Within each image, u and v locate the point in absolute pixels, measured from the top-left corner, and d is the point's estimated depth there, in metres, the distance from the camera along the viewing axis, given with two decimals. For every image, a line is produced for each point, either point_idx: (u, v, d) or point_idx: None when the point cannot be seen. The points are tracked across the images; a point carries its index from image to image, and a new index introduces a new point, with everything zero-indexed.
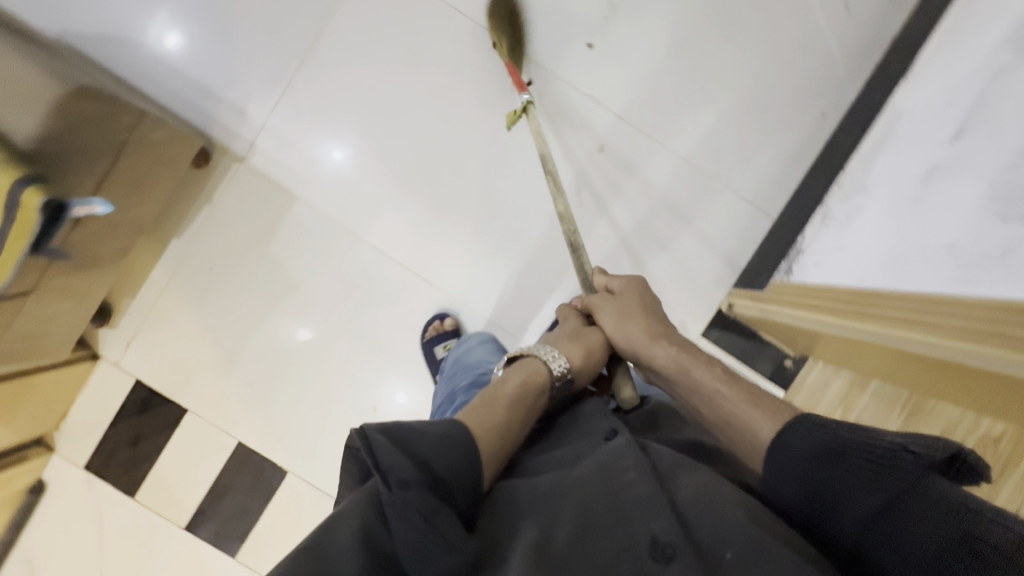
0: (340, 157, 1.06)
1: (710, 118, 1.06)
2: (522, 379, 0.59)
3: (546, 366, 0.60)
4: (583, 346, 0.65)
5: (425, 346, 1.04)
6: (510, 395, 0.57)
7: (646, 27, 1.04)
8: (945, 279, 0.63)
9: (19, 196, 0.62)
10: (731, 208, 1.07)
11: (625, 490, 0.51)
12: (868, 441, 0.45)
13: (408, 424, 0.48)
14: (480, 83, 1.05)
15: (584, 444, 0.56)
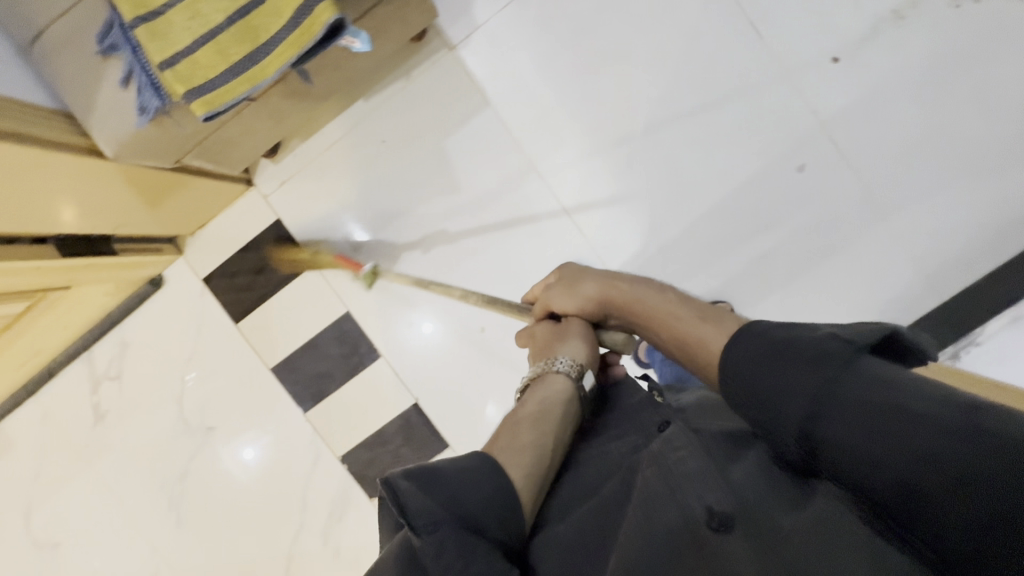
0: (543, 80, 1.04)
1: (921, 177, 1.01)
2: (536, 394, 0.60)
3: (562, 377, 0.61)
4: (574, 339, 0.65)
5: None
6: (533, 413, 0.57)
7: (899, 62, 0.98)
8: None
9: (315, 7, 0.63)
10: (903, 274, 1.02)
11: (680, 468, 0.51)
12: (806, 335, 0.48)
13: (436, 463, 0.48)
14: (710, 59, 1.01)
15: (642, 437, 0.57)
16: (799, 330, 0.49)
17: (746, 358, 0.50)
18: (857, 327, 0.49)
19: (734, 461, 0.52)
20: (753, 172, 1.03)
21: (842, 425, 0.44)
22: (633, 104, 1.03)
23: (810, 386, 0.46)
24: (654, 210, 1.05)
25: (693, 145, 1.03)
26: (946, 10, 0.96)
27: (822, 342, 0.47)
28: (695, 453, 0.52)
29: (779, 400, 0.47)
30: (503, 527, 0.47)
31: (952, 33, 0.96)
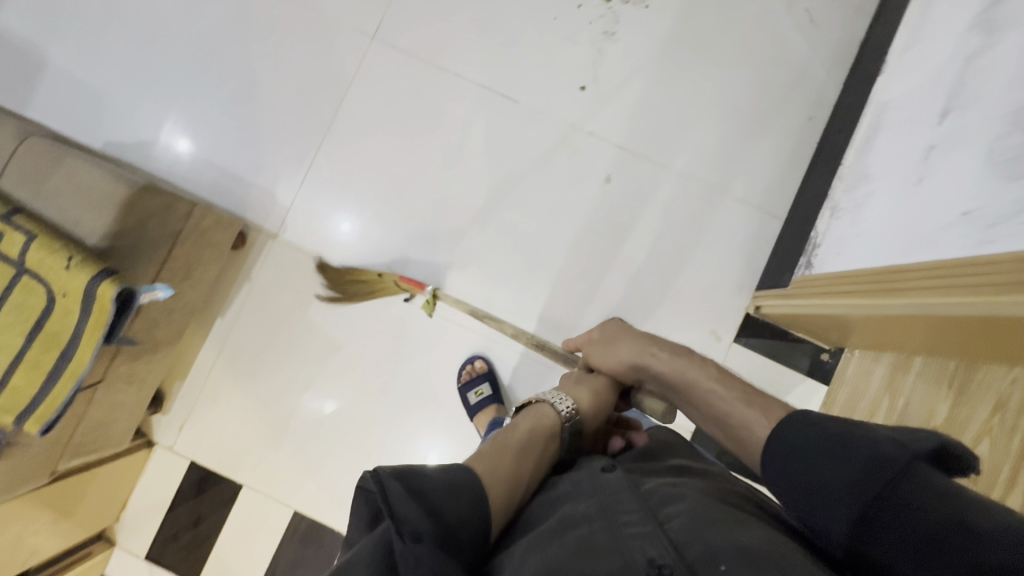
0: (349, 228, 1.13)
1: (707, 136, 1.13)
2: (525, 422, 0.64)
3: (552, 408, 0.67)
4: (588, 387, 0.74)
5: (459, 391, 1.07)
6: (520, 439, 0.61)
7: (631, 61, 1.13)
8: (964, 244, 0.63)
9: (97, 289, 0.68)
10: (741, 216, 1.11)
11: (626, 527, 0.51)
12: (863, 439, 0.46)
13: (424, 469, 0.49)
14: (487, 137, 1.13)
15: (584, 473, 0.60)
16: (849, 433, 0.48)
17: (791, 454, 0.50)
18: (912, 434, 0.46)
19: (677, 512, 0.52)
20: (575, 199, 1.13)
21: (888, 531, 0.42)
22: (449, 199, 1.13)
23: (854, 483, 0.44)
24: (515, 272, 1.12)
25: (514, 203, 1.13)
26: (639, 11, 1.13)
27: (875, 444, 0.45)
28: (643, 513, 0.52)
29: (828, 493, 0.45)
30: (477, 546, 0.49)
31: (655, 23, 1.13)
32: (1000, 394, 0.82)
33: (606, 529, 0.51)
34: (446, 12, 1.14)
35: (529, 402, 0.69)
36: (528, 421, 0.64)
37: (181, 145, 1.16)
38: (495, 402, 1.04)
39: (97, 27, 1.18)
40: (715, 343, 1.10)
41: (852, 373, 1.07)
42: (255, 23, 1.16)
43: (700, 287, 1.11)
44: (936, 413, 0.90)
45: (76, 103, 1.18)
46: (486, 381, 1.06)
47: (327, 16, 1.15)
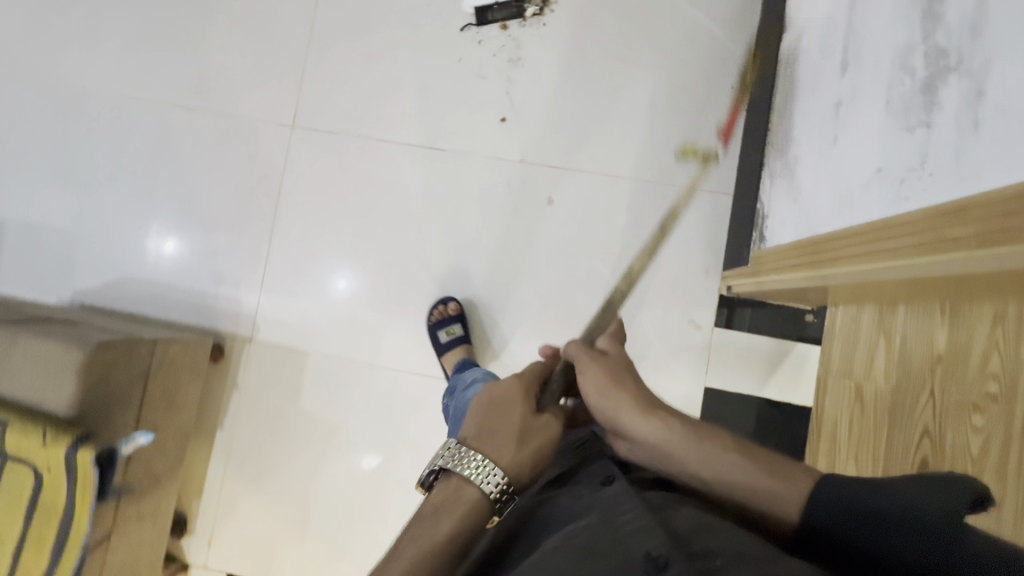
0: (346, 284, 1.15)
1: (635, 132, 1.12)
2: (445, 515, 0.53)
3: (473, 488, 0.54)
4: (524, 430, 0.58)
5: (430, 329, 1.10)
6: (438, 538, 0.52)
7: (543, 80, 1.14)
8: (886, 201, 0.61)
9: (76, 457, 0.71)
10: (688, 200, 1.11)
11: (624, 526, 0.48)
12: (904, 508, 0.49)
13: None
14: (424, 191, 1.15)
15: (584, 488, 0.56)
16: (880, 499, 0.49)
17: (826, 513, 0.50)
18: (944, 496, 0.53)
19: (679, 517, 0.49)
20: (523, 228, 1.13)
21: None
22: (403, 260, 1.15)
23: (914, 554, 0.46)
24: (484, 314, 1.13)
25: (466, 247, 1.14)
26: (538, 30, 1.13)
27: (921, 514, 0.49)
28: (637, 510, 0.49)
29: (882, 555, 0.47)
30: None
31: (556, 37, 1.13)
32: (993, 310, 0.78)
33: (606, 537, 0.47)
34: (355, 82, 1.16)
35: (450, 467, 0.56)
36: (450, 511, 0.54)
37: (168, 246, 1.19)
38: (464, 343, 1.08)
39: (40, 179, 1.23)
40: (696, 332, 1.09)
41: (844, 324, 1.04)
42: (181, 139, 1.19)
43: (667, 280, 1.10)
44: (935, 342, 0.87)
45: (36, 254, 1.22)
46: (457, 321, 1.09)
47: (244, 117, 1.18)
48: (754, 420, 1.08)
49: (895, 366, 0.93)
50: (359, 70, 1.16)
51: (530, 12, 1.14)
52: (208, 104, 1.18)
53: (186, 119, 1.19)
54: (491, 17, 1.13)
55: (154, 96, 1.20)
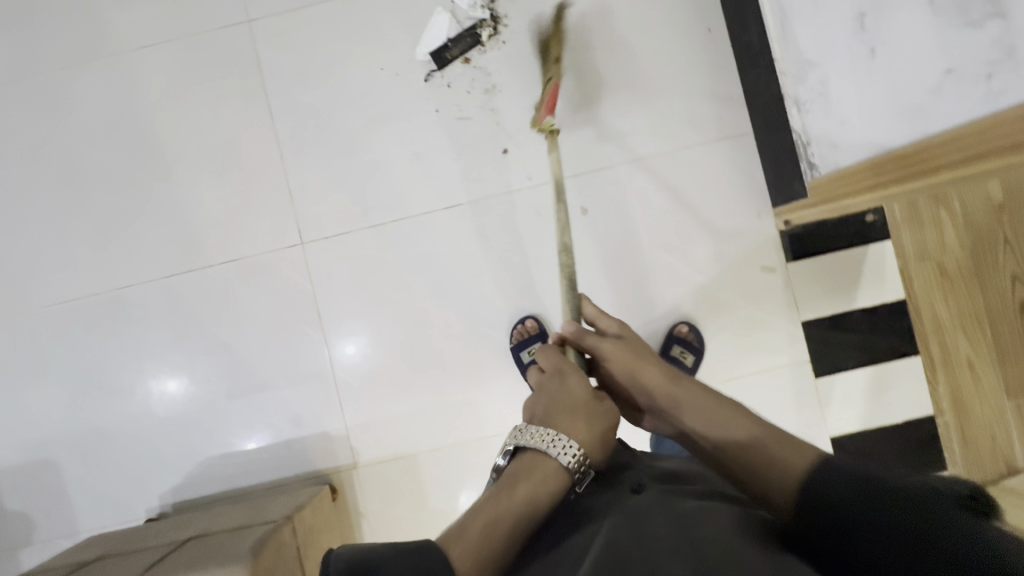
0: (353, 350, 1.11)
1: (636, 111, 1.09)
2: (524, 482, 0.58)
3: (556, 462, 0.59)
4: (576, 408, 0.64)
5: (513, 350, 1.07)
6: (515, 505, 0.56)
7: (527, 97, 1.09)
8: (975, 100, 0.63)
9: None
10: (713, 156, 1.09)
11: (657, 539, 0.51)
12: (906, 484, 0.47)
13: (376, 555, 0.48)
14: (459, 251, 1.10)
15: (615, 495, 0.59)
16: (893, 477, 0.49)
17: (832, 483, 0.50)
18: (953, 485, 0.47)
19: (704, 526, 0.52)
20: (568, 247, 1.10)
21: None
22: (467, 325, 1.10)
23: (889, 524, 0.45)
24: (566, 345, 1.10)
25: (521, 288, 1.10)
26: (501, 51, 1.09)
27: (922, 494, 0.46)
28: (672, 528, 0.52)
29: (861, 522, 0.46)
30: None
31: (522, 49, 1.09)
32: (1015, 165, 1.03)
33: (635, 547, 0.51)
34: (344, 174, 1.10)
35: (529, 445, 0.60)
36: (527, 481, 0.58)
37: (171, 388, 1.12)
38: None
39: (63, 396, 1.13)
40: (772, 275, 1.08)
41: (904, 212, 1.07)
42: (192, 298, 1.11)
43: (725, 238, 1.09)
44: (991, 194, 1.05)
45: (90, 473, 1.12)
46: (540, 339, 1.06)
47: (249, 254, 1.10)
48: (860, 335, 1.08)
49: (965, 230, 1.06)
50: (344, 161, 1.10)
51: (486, 36, 1.09)
52: (205, 254, 1.11)
53: (188, 278, 1.11)
54: (449, 55, 1.08)
55: (146, 268, 1.11)
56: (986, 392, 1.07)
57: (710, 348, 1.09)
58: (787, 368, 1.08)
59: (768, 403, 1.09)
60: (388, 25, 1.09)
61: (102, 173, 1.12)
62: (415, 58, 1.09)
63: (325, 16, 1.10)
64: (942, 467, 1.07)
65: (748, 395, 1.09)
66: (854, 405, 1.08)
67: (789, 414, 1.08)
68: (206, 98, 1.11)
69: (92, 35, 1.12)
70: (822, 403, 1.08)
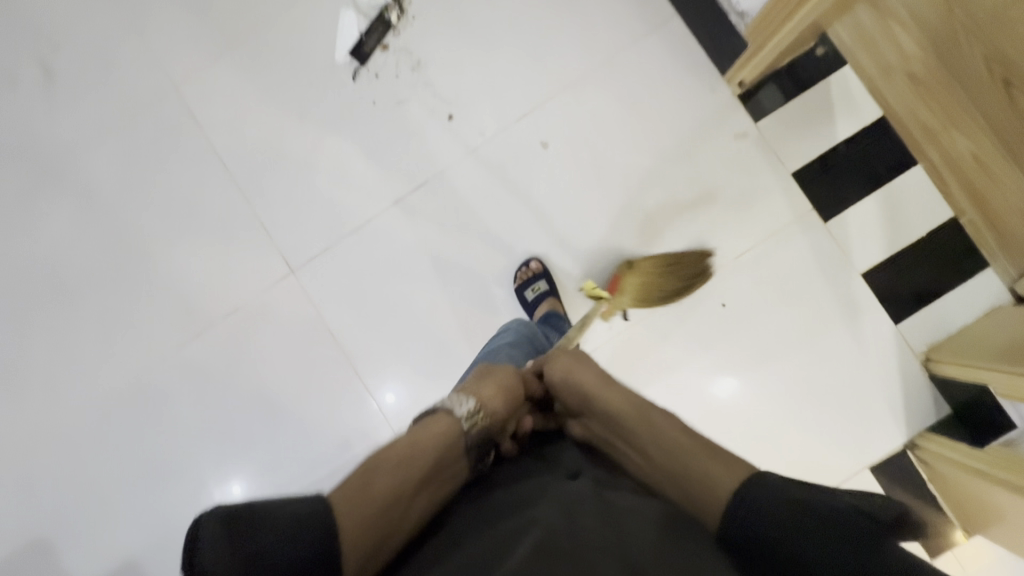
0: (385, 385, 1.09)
1: (559, 34, 1.10)
2: (419, 432, 0.64)
3: (446, 410, 0.68)
4: (493, 382, 0.73)
5: (515, 292, 1.06)
6: (404, 450, 0.62)
7: (453, 60, 1.10)
8: None
9: None
10: (648, 49, 1.09)
11: (578, 522, 0.53)
12: (833, 509, 0.51)
13: (261, 504, 0.52)
14: (441, 225, 1.10)
15: (550, 481, 0.62)
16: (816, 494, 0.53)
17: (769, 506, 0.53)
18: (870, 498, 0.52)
19: (630, 525, 0.53)
20: (542, 185, 1.09)
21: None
22: (473, 294, 1.09)
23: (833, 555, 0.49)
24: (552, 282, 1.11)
25: (513, 239, 1.09)
26: (414, 26, 1.10)
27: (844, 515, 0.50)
28: (595, 516, 0.54)
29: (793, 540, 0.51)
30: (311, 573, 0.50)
31: (433, 18, 1.11)
32: None
33: (568, 543, 0.50)
34: (310, 194, 1.11)
35: (434, 406, 0.69)
36: (426, 430, 0.65)
37: (216, 454, 1.10)
38: (553, 296, 1.05)
39: (117, 501, 1.11)
40: (746, 138, 1.07)
41: (855, 37, 1.01)
42: (207, 359, 1.11)
43: (689, 119, 1.08)
44: None
45: (167, 569, 1.09)
46: (541, 280, 1.06)
47: (246, 299, 1.11)
48: (854, 165, 1.06)
49: (917, 31, 0.88)
50: (307, 182, 1.11)
51: (395, 17, 1.11)
52: (209, 315, 1.12)
53: (201, 343, 1.12)
54: (367, 48, 1.10)
55: (159, 347, 1.12)
56: (994, 203, 0.93)
57: (712, 231, 1.08)
58: (794, 224, 1.06)
59: (789, 263, 1.06)
60: (302, 43, 1.12)
61: (88, 277, 1.14)
62: (336, 62, 1.11)
63: (240, 55, 1.13)
64: (984, 263, 1.03)
65: (766, 263, 1.07)
66: (873, 234, 1.05)
67: (814, 266, 1.06)
68: (160, 171, 1.14)
69: (37, 152, 1.15)
70: (842, 243, 1.06)
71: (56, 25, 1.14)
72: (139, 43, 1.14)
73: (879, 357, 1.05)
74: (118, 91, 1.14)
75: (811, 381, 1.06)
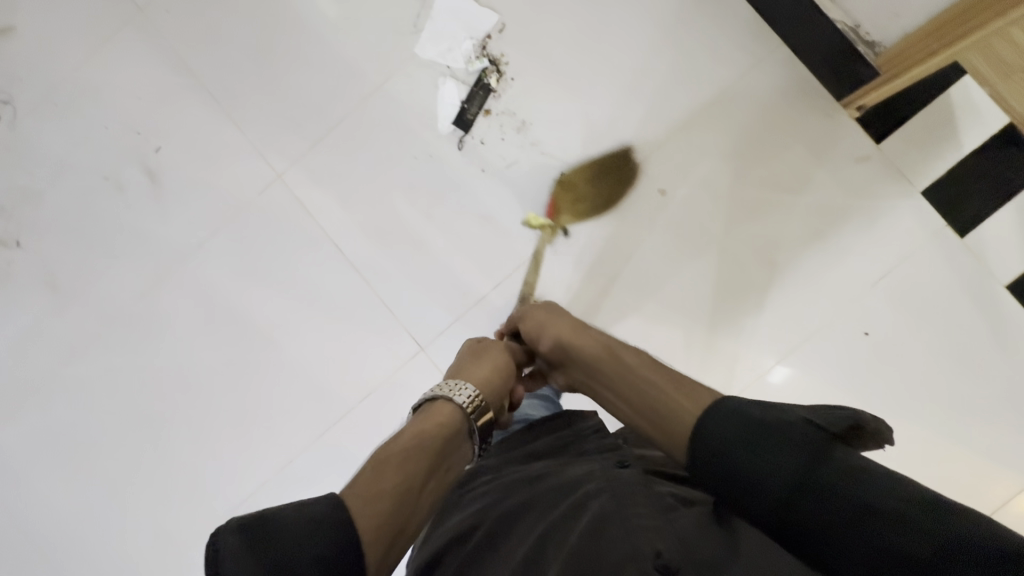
0: None
1: (661, 77, 1.09)
2: (420, 423, 0.63)
3: (450, 401, 0.66)
4: (489, 364, 0.76)
5: None
6: (410, 442, 0.59)
7: (557, 118, 1.10)
8: None
9: None
10: (755, 80, 1.07)
11: (634, 518, 0.56)
12: (791, 424, 0.53)
13: (274, 514, 0.48)
14: (565, 282, 1.09)
15: None
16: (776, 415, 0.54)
17: (734, 436, 0.53)
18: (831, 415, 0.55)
19: (679, 516, 0.57)
20: (663, 232, 1.08)
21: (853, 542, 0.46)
22: None
23: (785, 470, 0.50)
24: (620, 329, 1.08)
25: (640, 289, 1.08)
26: (514, 87, 1.10)
27: (799, 430, 0.52)
28: (653, 509, 0.57)
29: (780, 477, 0.50)
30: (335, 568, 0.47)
31: (533, 77, 1.10)
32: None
33: (617, 523, 0.56)
34: (427, 267, 1.11)
35: (430, 395, 0.67)
36: (429, 420, 0.63)
37: None
38: None
39: None
40: (870, 161, 1.05)
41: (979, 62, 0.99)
42: (344, 443, 1.11)
43: (807, 146, 1.06)
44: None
45: None
46: None
47: (375, 379, 1.11)
48: (982, 175, 1.03)
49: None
50: (423, 256, 1.11)
51: (494, 81, 1.10)
52: (343, 398, 1.12)
53: (339, 427, 1.12)
54: (470, 115, 1.10)
55: (298, 435, 1.12)
56: None
57: (843, 257, 1.05)
58: (930, 243, 1.04)
59: (927, 282, 1.04)
60: (403, 118, 1.12)
61: (215, 371, 1.15)
62: (440, 133, 1.11)
63: (342, 137, 1.13)
64: None
65: (904, 284, 1.04)
66: (1014, 243, 1.03)
67: (955, 282, 1.04)
68: (273, 259, 1.13)
69: (152, 255, 1.16)
70: (981, 257, 1.03)
71: (157, 127, 1.15)
72: (240, 137, 1.14)
73: None
74: (224, 185, 1.14)
75: (969, 399, 1.03)
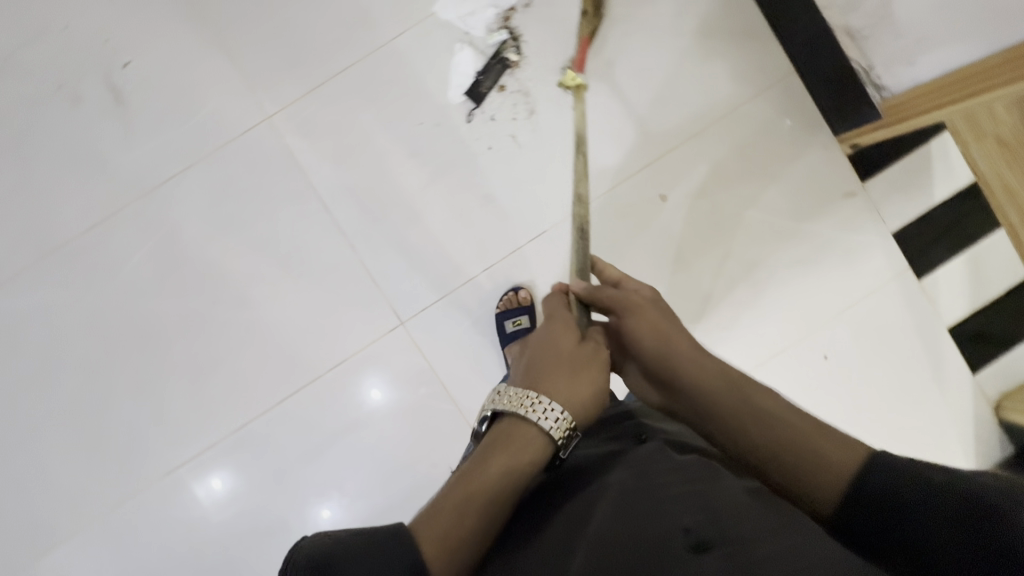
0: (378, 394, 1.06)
1: (680, 82, 1.10)
2: (499, 452, 0.54)
3: (537, 426, 0.55)
4: (587, 379, 0.60)
5: (498, 319, 1.05)
6: (484, 477, 0.52)
7: (571, 105, 1.08)
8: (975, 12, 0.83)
9: None
10: (767, 103, 1.11)
11: (663, 486, 0.50)
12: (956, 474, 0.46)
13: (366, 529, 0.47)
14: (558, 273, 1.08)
15: None
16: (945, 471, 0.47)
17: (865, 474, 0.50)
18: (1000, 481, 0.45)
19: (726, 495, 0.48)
20: (657, 237, 1.09)
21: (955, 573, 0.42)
22: None
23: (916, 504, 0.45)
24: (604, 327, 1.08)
25: None
26: (533, 67, 1.07)
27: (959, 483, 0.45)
28: (679, 481, 0.50)
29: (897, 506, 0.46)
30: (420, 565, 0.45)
31: (552, 60, 1.07)
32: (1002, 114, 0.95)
33: (641, 497, 0.49)
34: (420, 238, 1.07)
35: (504, 410, 0.57)
36: (506, 452, 0.54)
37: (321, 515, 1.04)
38: None
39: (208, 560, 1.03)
40: (855, 198, 1.12)
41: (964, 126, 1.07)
42: (308, 410, 1.06)
43: (802, 175, 1.11)
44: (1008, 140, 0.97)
45: None
46: (525, 311, 1.03)
47: (349, 347, 1.06)
48: (943, 224, 1.13)
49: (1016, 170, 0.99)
50: (416, 226, 1.06)
51: (512, 57, 1.07)
52: (313, 364, 1.06)
53: (304, 395, 1.06)
54: (483, 88, 1.06)
55: (259, 399, 1.05)
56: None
57: (819, 284, 1.12)
58: (893, 282, 1.12)
59: (885, 318, 1.13)
60: (412, 79, 1.06)
61: (171, 320, 1.05)
62: (450, 101, 1.06)
63: (343, 89, 1.05)
64: None
65: (866, 317, 1.13)
66: (960, 290, 1.13)
67: (908, 321, 1.13)
68: (251, 205, 1.05)
69: (110, 182, 1.04)
70: (933, 301, 1.13)
71: (135, 42, 1.03)
72: (227, 64, 1.04)
73: (959, 404, 1.13)
74: (205, 119, 1.04)
75: (905, 428, 1.12)
